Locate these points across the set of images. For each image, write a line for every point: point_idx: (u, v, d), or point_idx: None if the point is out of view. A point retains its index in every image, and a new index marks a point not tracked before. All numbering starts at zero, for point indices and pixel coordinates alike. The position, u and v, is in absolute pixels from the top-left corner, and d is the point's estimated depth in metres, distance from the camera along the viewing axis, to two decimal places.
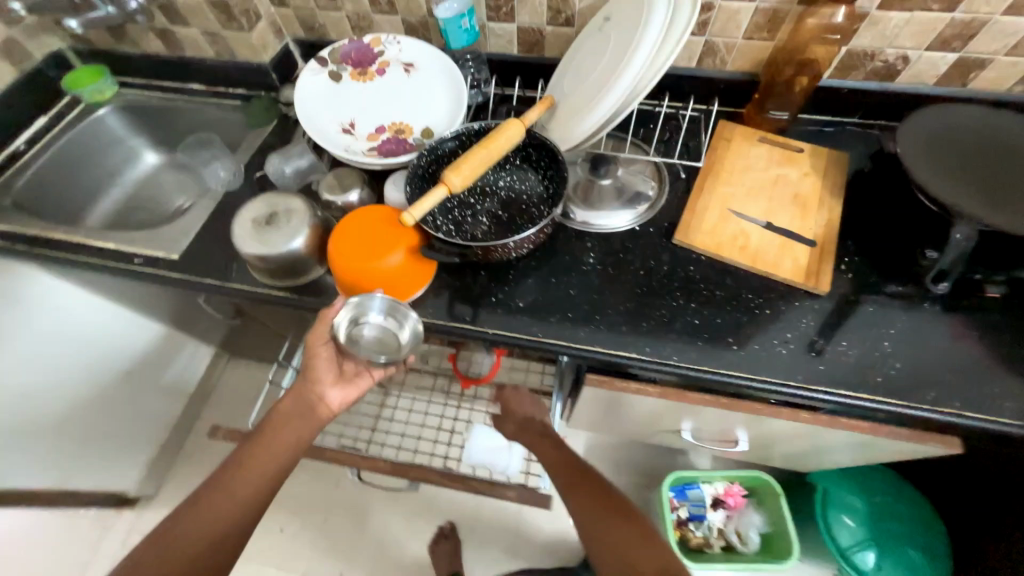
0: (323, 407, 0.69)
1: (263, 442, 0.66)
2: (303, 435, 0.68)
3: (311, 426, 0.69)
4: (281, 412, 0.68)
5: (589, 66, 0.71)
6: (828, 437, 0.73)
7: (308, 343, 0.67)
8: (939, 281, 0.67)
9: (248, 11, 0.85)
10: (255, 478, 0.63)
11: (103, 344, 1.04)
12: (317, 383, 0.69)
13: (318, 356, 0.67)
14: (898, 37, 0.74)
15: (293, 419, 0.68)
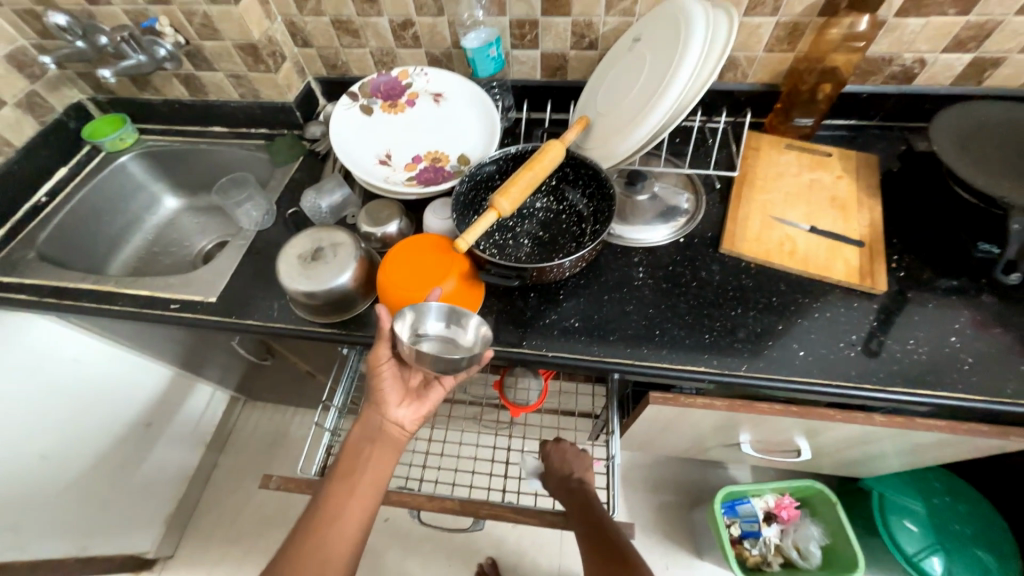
0: (396, 429, 0.67)
1: (345, 479, 0.63)
2: (383, 463, 0.65)
3: (389, 449, 0.66)
4: (352, 443, 0.65)
5: (625, 85, 0.72)
6: (902, 442, 0.71)
7: (370, 369, 0.64)
8: (1011, 273, 0.64)
9: (274, 52, 0.87)
10: (349, 520, 0.61)
11: (127, 398, 0.99)
12: (386, 406, 0.66)
13: (382, 380, 0.64)
14: (915, 42, 0.76)
15: (367, 448, 0.65)
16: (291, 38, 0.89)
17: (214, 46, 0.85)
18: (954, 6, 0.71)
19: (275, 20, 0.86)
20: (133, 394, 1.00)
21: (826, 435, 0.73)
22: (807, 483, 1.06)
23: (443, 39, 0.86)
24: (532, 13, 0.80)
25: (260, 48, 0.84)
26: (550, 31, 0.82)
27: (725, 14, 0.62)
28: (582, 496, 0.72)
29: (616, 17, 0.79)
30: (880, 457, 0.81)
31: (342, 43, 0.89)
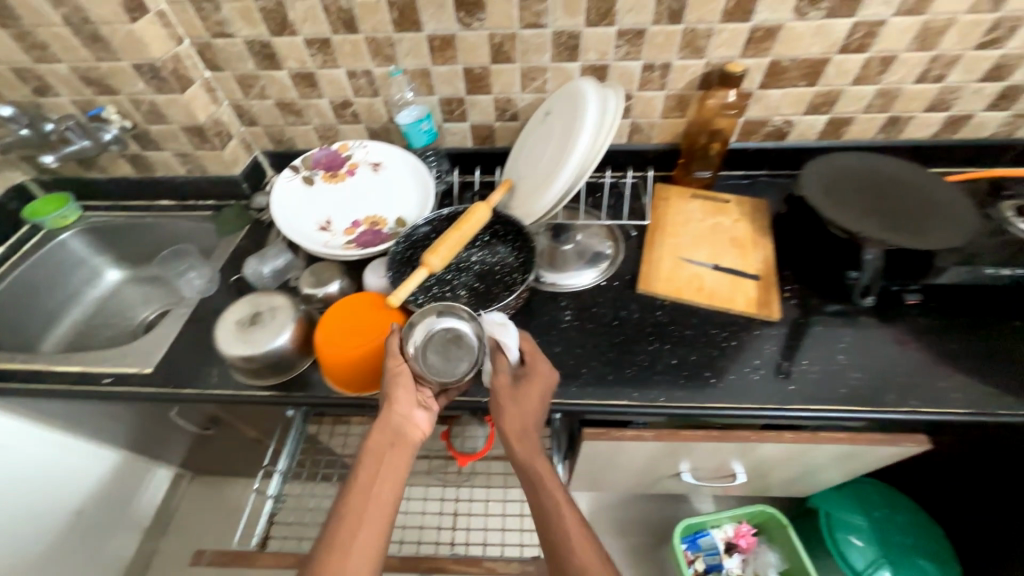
0: (413, 431, 0.64)
1: (364, 492, 0.59)
2: (403, 469, 0.61)
3: (407, 452, 0.63)
4: (369, 451, 0.61)
5: (540, 151, 0.82)
6: (819, 456, 0.77)
7: (387, 375, 0.64)
8: (865, 295, 0.77)
9: (220, 132, 0.93)
10: (372, 535, 0.57)
11: (59, 487, 0.94)
12: (404, 407, 0.63)
13: (397, 382, 0.63)
14: (781, 107, 0.91)
15: (386, 455, 0.61)
16: (238, 118, 0.96)
17: (160, 128, 0.90)
18: (803, 80, 0.86)
19: (222, 104, 0.93)
20: (65, 480, 0.94)
21: (753, 455, 0.78)
22: (760, 508, 1.09)
23: (380, 115, 0.95)
24: (458, 92, 0.90)
25: (207, 129, 0.90)
26: (476, 107, 0.93)
27: (612, 94, 0.75)
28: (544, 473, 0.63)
29: (532, 94, 0.90)
30: (811, 472, 0.87)
31: (287, 121, 0.97)
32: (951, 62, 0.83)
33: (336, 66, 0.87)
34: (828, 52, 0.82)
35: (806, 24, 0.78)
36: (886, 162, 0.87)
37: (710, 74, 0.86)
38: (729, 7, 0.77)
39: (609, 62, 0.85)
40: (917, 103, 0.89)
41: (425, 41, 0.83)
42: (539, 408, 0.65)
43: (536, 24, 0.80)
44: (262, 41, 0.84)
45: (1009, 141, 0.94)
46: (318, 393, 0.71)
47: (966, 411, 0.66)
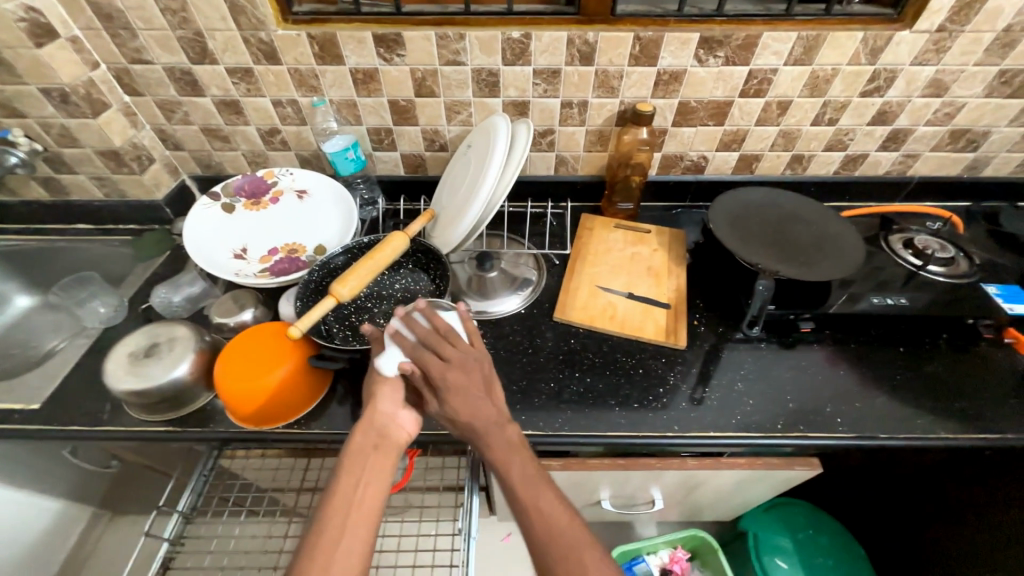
0: (399, 432, 0.62)
1: (347, 493, 0.56)
2: (389, 469, 0.59)
3: (392, 453, 0.60)
4: (350, 453, 0.59)
5: (459, 183, 0.85)
6: (727, 481, 0.78)
7: (371, 376, 0.65)
8: (754, 325, 0.80)
9: (140, 156, 0.91)
10: (356, 537, 0.53)
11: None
12: (389, 407, 0.62)
13: (383, 382, 0.63)
14: (695, 143, 0.96)
15: (370, 456, 0.59)
16: (161, 143, 0.95)
17: (74, 152, 0.88)
18: (712, 119, 0.92)
19: (143, 128, 0.91)
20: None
21: (666, 481, 0.79)
22: (692, 533, 1.09)
23: (309, 143, 0.95)
24: (385, 123, 0.92)
25: (123, 153, 0.88)
26: (404, 137, 0.94)
27: (524, 127, 0.79)
28: (503, 449, 0.58)
29: (458, 126, 0.93)
30: (728, 497, 0.88)
31: (213, 147, 0.96)
32: (842, 107, 0.90)
33: (260, 95, 0.87)
34: (730, 95, 0.88)
35: (707, 70, 0.84)
36: (790, 197, 0.93)
37: (625, 111, 0.90)
38: (635, 52, 0.82)
39: (530, 98, 0.88)
40: (818, 143, 0.96)
41: (348, 73, 0.84)
42: (476, 396, 0.60)
43: (455, 61, 0.83)
44: (182, 68, 0.83)
45: (902, 179, 1.02)
46: (217, 428, 0.69)
47: (850, 435, 0.70)
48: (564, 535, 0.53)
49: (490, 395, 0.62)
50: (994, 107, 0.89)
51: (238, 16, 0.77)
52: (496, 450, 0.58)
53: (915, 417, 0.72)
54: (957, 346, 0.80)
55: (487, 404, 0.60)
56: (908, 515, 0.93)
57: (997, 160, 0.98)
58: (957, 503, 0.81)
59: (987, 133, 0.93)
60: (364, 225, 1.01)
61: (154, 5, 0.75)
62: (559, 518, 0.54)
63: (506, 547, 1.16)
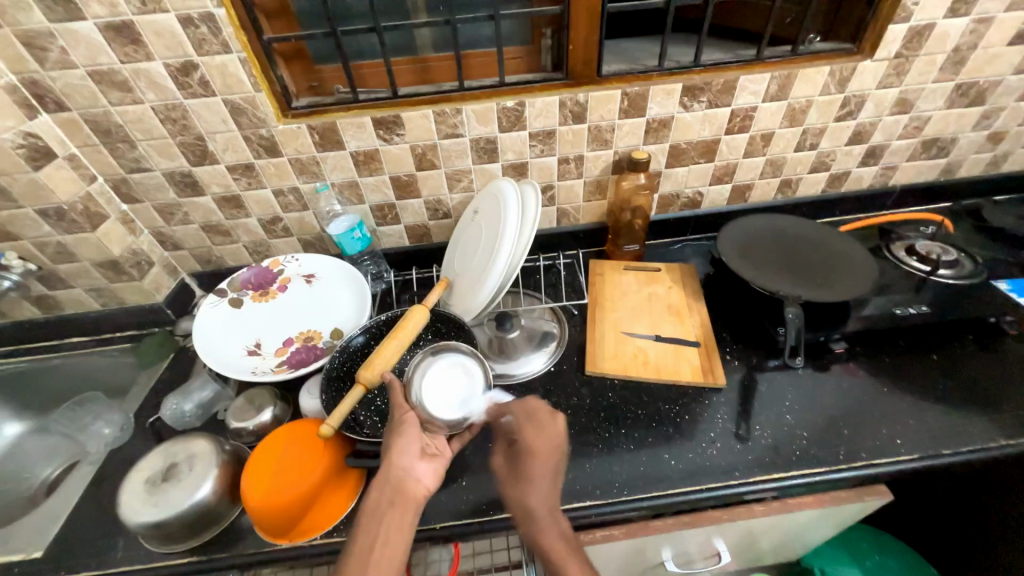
0: (416, 486, 0.57)
1: (364, 555, 0.50)
2: (408, 528, 0.53)
3: (409, 511, 0.54)
4: (367, 511, 0.54)
5: (471, 249, 0.85)
6: (795, 523, 0.74)
7: (394, 423, 0.61)
8: (795, 356, 0.79)
9: (139, 262, 0.89)
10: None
11: None
12: (405, 458, 0.57)
13: (403, 428, 0.60)
14: (689, 180, 0.99)
15: (386, 515, 0.53)
16: (160, 245, 0.93)
17: (70, 267, 0.85)
18: (702, 158, 0.95)
19: (141, 233, 0.90)
20: None
21: (731, 532, 0.74)
22: None
23: (312, 227, 0.95)
24: (388, 199, 0.93)
25: (122, 261, 0.86)
26: (407, 210, 0.95)
27: (531, 189, 0.80)
28: (546, 532, 0.57)
29: (460, 193, 0.94)
30: (795, 537, 0.83)
31: (214, 242, 0.94)
32: (820, 133, 0.94)
33: (262, 187, 0.88)
34: (717, 134, 0.92)
35: (693, 114, 0.88)
36: (790, 220, 0.96)
37: (620, 160, 0.93)
38: (624, 106, 0.86)
39: (528, 159, 0.91)
40: (803, 167, 1.00)
41: (349, 157, 0.86)
42: (526, 472, 0.61)
43: (453, 134, 0.85)
44: (182, 171, 0.83)
45: (885, 190, 1.07)
46: (247, 549, 0.63)
47: (912, 456, 0.67)
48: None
49: (537, 479, 0.61)
50: (957, 116, 0.95)
51: (238, 118, 0.78)
52: (535, 532, 0.57)
53: (970, 427, 0.70)
54: (985, 344, 0.80)
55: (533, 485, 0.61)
56: (982, 525, 0.89)
57: (969, 162, 1.04)
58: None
59: (955, 139, 0.99)
60: (375, 300, 1.00)
61: (155, 116, 0.76)
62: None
63: None
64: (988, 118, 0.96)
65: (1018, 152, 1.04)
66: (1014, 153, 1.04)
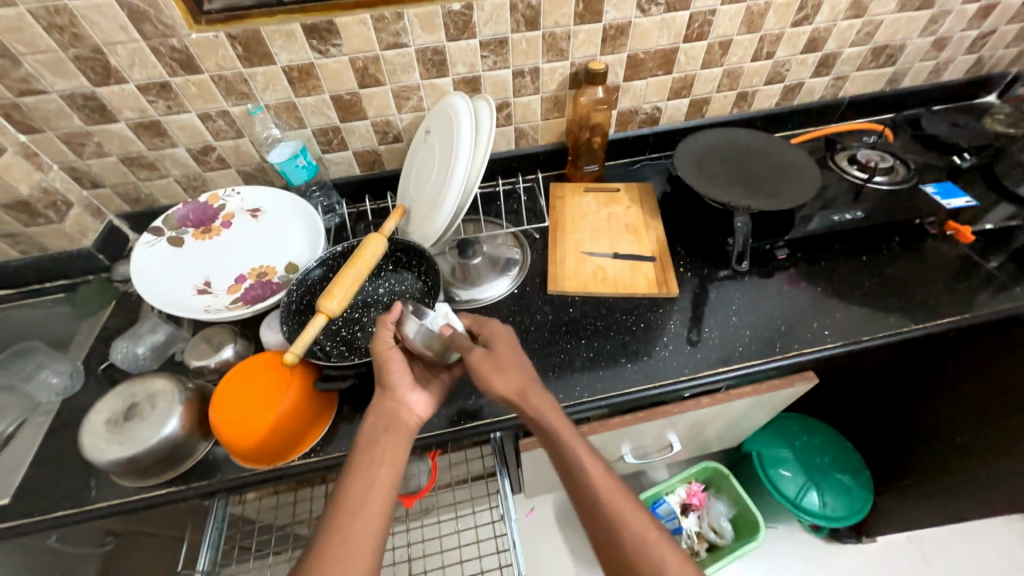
0: (409, 414, 0.59)
1: (363, 471, 0.54)
2: (403, 451, 0.56)
3: (403, 437, 0.57)
4: (363, 438, 0.56)
5: (426, 172, 0.81)
6: (736, 411, 0.84)
7: (378, 356, 0.61)
8: (742, 261, 0.83)
9: (55, 202, 0.80)
10: (372, 515, 0.51)
11: None
12: (397, 390, 0.59)
13: (390, 362, 0.60)
14: (648, 94, 0.96)
15: (381, 441, 0.56)
16: (76, 183, 0.83)
17: None
18: (660, 69, 0.93)
19: (51, 169, 0.80)
20: None
21: (681, 424, 0.83)
22: (704, 465, 1.16)
23: (250, 156, 0.87)
24: (331, 122, 0.86)
25: (34, 202, 0.77)
26: (354, 134, 0.89)
27: (485, 105, 0.76)
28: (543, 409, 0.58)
29: (410, 113, 0.88)
30: (736, 425, 0.94)
31: (139, 177, 0.86)
32: (777, 40, 0.93)
33: (185, 111, 0.78)
34: (675, 42, 0.88)
35: (651, 19, 0.84)
36: (744, 134, 0.97)
37: (577, 72, 0.89)
38: (580, 10, 0.80)
39: (480, 73, 0.85)
40: (759, 78, 0.99)
41: (282, 72, 0.77)
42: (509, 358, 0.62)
43: (396, 44, 0.78)
44: (84, 93, 0.73)
45: (835, 102, 1.09)
46: (226, 476, 0.64)
47: (837, 344, 0.76)
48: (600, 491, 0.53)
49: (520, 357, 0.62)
50: (907, 21, 0.95)
51: (141, 25, 0.68)
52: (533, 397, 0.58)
53: (887, 317, 0.79)
54: (909, 245, 0.88)
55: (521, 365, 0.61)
56: (894, 403, 1.03)
57: (913, 71, 1.07)
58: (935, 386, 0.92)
59: (903, 46, 1.00)
60: (329, 234, 0.96)
61: (36, 23, 0.65)
62: (606, 485, 0.54)
63: (530, 522, 1.29)
64: (935, 22, 0.97)
65: (959, 59, 1.07)
66: (955, 61, 1.07)
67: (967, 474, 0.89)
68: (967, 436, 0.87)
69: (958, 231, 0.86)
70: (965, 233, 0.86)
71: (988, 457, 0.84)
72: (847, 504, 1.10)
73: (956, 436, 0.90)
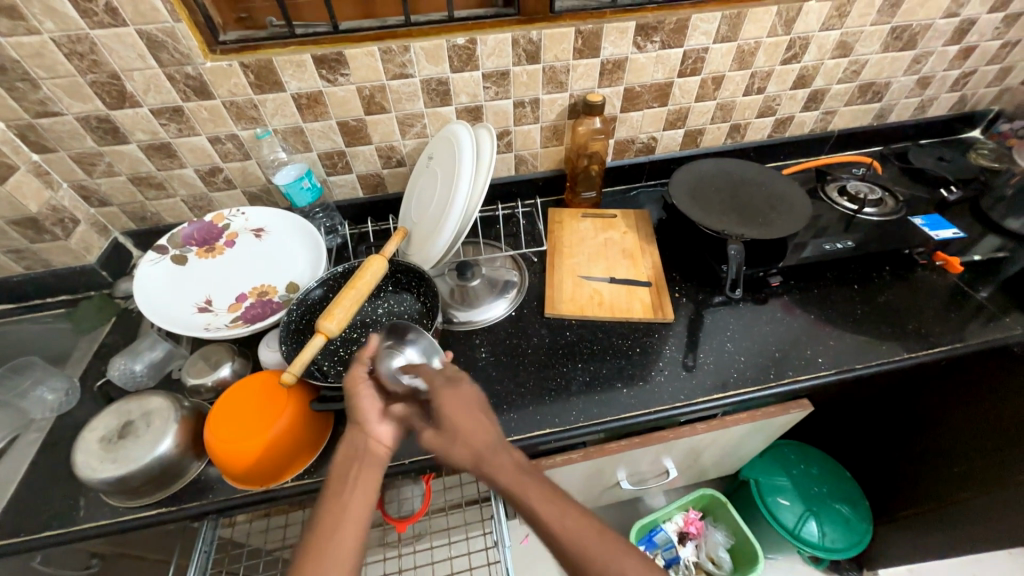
0: (378, 444, 0.57)
1: (337, 499, 0.53)
2: (375, 479, 0.55)
3: (376, 467, 0.56)
4: (337, 467, 0.56)
5: (427, 196, 0.83)
6: (732, 438, 0.83)
7: (347, 388, 0.59)
8: (736, 287, 0.84)
9: (62, 220, 0.81)
10: (345, 544, 0.50)
11: None
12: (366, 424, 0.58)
13: (358, 392, 0.59)
14: (644, 125, 1.00)
15: (354, 470, 0.55)
16: (84, 201, 0.85)
17: None
18: (656, 102, 0.96)
19: (61, 187, 0.82)
20: None
21: (677, 450, 0.83)
22: (701, 493, 1.14)
23: (256, 177, 0.90)
24: (337, 146, 0.88)
25: (42, 219, 0.79)
26: (358, 158, 0.91)
27: (486, 133, 0.79)
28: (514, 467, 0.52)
29: (413, 139, 0.91)
30: (731, 453, 0.94)
31: (147, 196, 0.87)
32: (767, 76, 0.97)
33: (195, 134, 0.81)
34: (669, 77, 0.92)
35: (646, 55, 0.88)
36: (738, 164, 1.00)
37: (576, 104, 0.93)
38: (579, 46, 0.84)
39: (482, 102, 0.88)
40: (751, 111, 1.03)
41: (291, 100, 0.80)
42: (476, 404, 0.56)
43: (403, 74, 0.81)
44: (99, 116, 0.75)
45: (824, 135, 1.12)
46: (217, 497, 0.63)
47: (831, 372, 0.76)
48: (595, 551, 0.46)
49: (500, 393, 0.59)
50: (891, 60, 1.00)
51: (158, 53, 0.71)
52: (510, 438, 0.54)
53: (879, 345, 0.80)
54: (899, 275, 0.90)
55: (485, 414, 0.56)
56: (892, 432, 1.02)
57: (899, 107, 1.11)
58: (930, 416, 0.92)
59: (888, 84, 1.05)
60: (330, 255, 0.97)
61: (57, 51, 0.68)
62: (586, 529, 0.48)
63: (524, 549, 1.26)
64: (919, 62, 1.02)
65: (943, 97, 1.11)
66: (939, 98, 1.11)
67: (965, 506, 0.88)
68: (964, 467, 0.87)
69: (947, 262, 0.90)
70: (954, 264, 0.89)
71: (987, 488, 0.83)
72: (846, 536, 1.08)
73: (952, 466, 0.89)
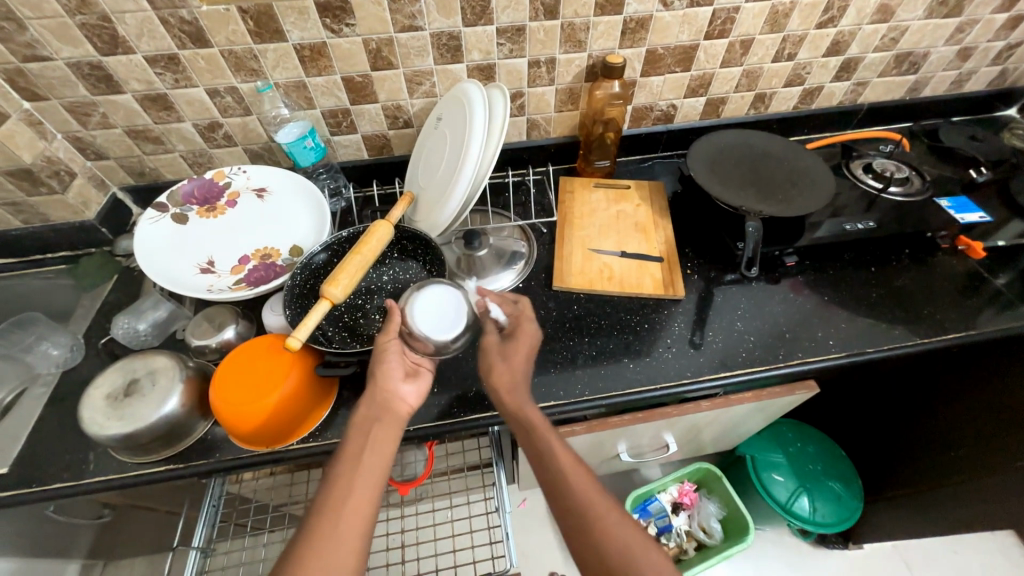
0: (400, 404, 0.60)
1: (354, 457, 0.53)
2: (392, 441, 0.56)
3: (395, 427, 0.58)
4: (356, 425, 0.57)
5: (435, 160, 0.80)
6: (734, 416, 0.83)
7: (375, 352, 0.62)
8: (752, 266, 0.82)
9: (58, 172, 0.79)
10: (360, 501, 0.50)
11: None
12: (388, 381, 0.60)
13: (388, 351, 0.62)
14: (664, 92, 0.95)
15: (373, 429, 0.56)
16: (80, 153, 0.82)
17: None
18: (679, 66, 0.91)
19: (55, 138, 0.79)
20: None
21: (678, 426, 0.83)
22: (697, 466, 1.17)
23: (257, 135, 0.86)
24: (341, 103, 0.84)
25: (37, 171, 0.76)
26: (364, 117, 0.87)
27: (499, 94, 0.75)
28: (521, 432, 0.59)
29: (421, 98, 0.87)
30: (731, 431, 0.94)
31: (144, 150, 0.84)
32: (800, 41, 0.91)
33: (193, 85, 0.77)
34: (695, 39, 0.86)
35: (673, 13, 0.82)
36: (761, 136, 0.95)
37: (594, 65, 0.87)
38: (600, 0, 0.78)
39: (495, 60, 0.83)
40: (778, 80, 0.98)
41: (293, 51, 0.76)
42: (503, 359, 0.65)
43: (412, 27, 0.76)
44: (91, 62, 0.71)
45: (853, 108, 1.07)
46: (224, 456, 0.64)
47: (841, 354, 0.75)
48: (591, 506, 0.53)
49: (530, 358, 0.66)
50: (934, 28, 0.93)
51: None
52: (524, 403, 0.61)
53: (891, 329, 0.78)
54: (918, 259, 0.87)
55: (508, 368, 0.64)
56: (893, 415, 1.03)
57: (934, 80, 1.05)
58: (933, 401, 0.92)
59: (926, 54, 0.98)
60: (334, 218, 0.95)
61: None
62: (583, 487, 0.54)
63: (522, 513, 1.30)
64: (962, 31, 0.95)
65: (982, 71, 1.05)
66: (978, 72, 1.05)
67: (958, 488, 0.89)
68: (961, 452, 0.87)
69: (969, 247, 0.86)
70: (976, 248, 0.86)
71: (982, 473, 0.84)
72: (836, 511, 1.11)
73: (950, 450, 0.90)
